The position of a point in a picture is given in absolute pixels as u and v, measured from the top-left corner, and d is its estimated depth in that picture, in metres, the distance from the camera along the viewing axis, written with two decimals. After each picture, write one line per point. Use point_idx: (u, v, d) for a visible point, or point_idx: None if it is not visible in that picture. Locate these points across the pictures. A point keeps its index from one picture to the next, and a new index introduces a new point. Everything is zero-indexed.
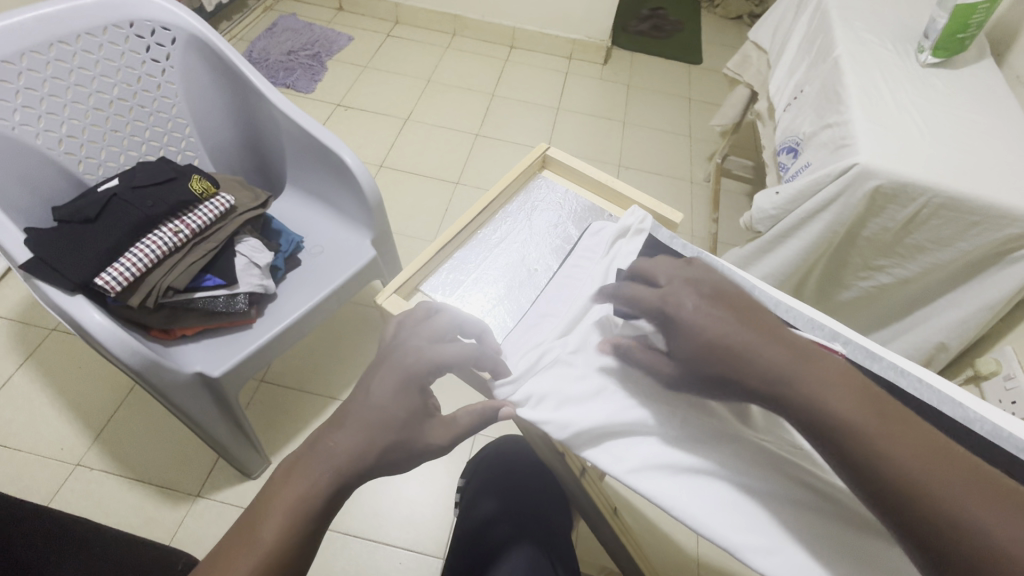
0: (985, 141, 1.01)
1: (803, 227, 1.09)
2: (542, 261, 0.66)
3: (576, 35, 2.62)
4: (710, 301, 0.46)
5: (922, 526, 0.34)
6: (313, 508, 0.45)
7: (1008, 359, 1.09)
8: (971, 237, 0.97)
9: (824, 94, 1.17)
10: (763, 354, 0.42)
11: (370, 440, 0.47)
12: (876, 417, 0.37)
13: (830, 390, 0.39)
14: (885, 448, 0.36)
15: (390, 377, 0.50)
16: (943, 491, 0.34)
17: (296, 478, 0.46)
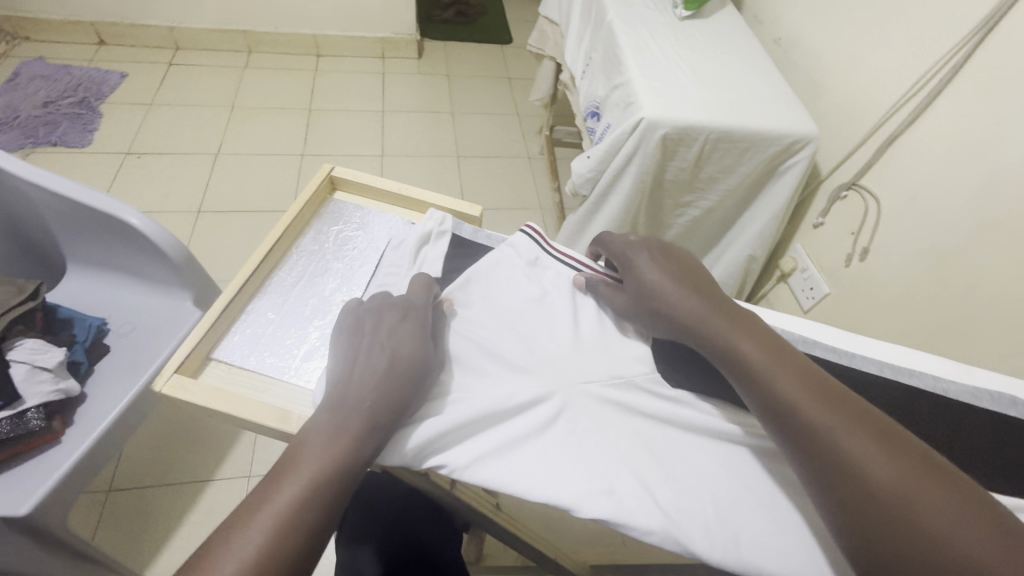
0: (737, 77, 1.16)
1: (617, 183, 1.17)
2: (347, 291, 0.58)
3: (382, 34, 2.55)
4: (659, 258, 0.56)
5: (798, 432, 0.42)
6: (338, 466, 0.40)
7: (801, 256, 1.29)
8: (746, 160, 1.13)
9: (608, 58, 1.26)
10: (686, 305, 0.51)
11: (393, 380, 0.45)
12: (777, 361, 0.46)
13: (742, 338, 0.48)
14: (777, 378, 0.45)
15: (398, 326, 0.49)
16: (815, 414, 0.42)
17: (315, 434, 0.42)
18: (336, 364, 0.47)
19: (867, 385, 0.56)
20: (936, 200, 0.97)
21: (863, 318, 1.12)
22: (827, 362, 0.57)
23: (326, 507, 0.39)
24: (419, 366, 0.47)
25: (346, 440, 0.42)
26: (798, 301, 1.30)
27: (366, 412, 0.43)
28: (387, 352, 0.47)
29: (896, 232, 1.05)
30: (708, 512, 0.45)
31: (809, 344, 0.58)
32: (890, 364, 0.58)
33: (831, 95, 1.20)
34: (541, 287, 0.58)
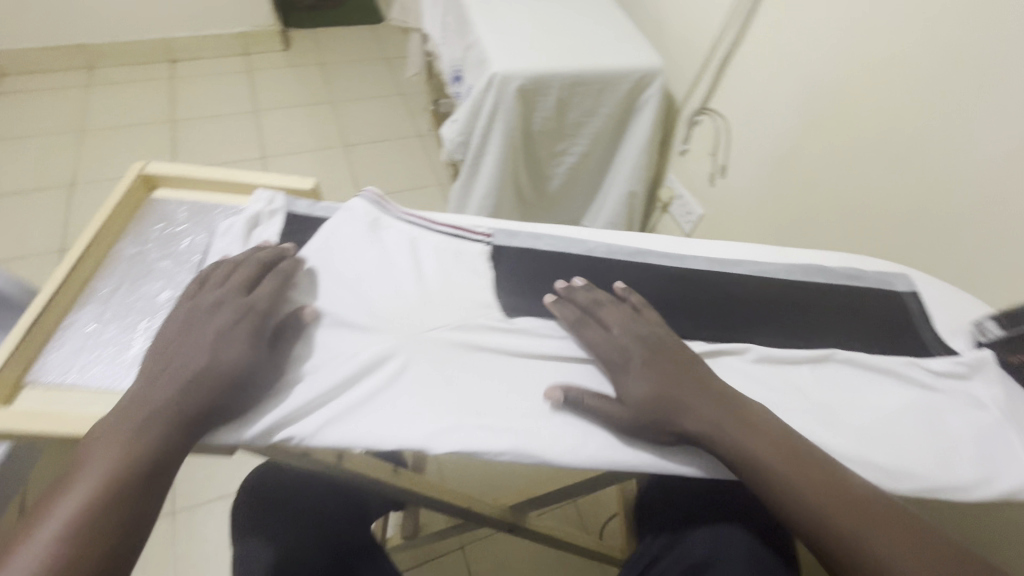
0: (583, 21, 1.20)
1: (487, 143, 1.18)
2: (177, 287, 0.55)
3: (240, 29, 2.39)
4: (656, 362, 0.50)
5: (828, 544, 0.42)
6: (139, 472, 0.40)
7: (675, 185, 1.37)
8: (603, 101, 1.17)
9: (458, 19, 1.25)
10: (694, 411, 0.47)
11: (206, 383, 0.44)
12: (795, 467, 0.44)
13: (761, 451, 0.45)
14: (801, 491, 0.43)
15: (228, 327, 0.46)
16: (841, 522, 0.42)
17: (115, 440, 0.41)
18: (150, 367, 0.45)
19: (697, 281, 0.61)
20: (769, 110, 1.06)
21: (733, 230, 1.21)
22: (663, 268, 0.61)
23: (132, 512, 0.39)
24: (244, 369, 0.45)
25: (140, 442, 0.41)
26: (680, 227, 1.38)
27: (171, 416, 0.42)
28: (212, 359, 0.44)
29: (744, 146, 1.14)
30: (556, 424, 0.48)
31: (644, 254, 0.61)
32: (716, 258, 0.63)
33: (671, 28, 1.26)
34: (383, 245, 0.57)
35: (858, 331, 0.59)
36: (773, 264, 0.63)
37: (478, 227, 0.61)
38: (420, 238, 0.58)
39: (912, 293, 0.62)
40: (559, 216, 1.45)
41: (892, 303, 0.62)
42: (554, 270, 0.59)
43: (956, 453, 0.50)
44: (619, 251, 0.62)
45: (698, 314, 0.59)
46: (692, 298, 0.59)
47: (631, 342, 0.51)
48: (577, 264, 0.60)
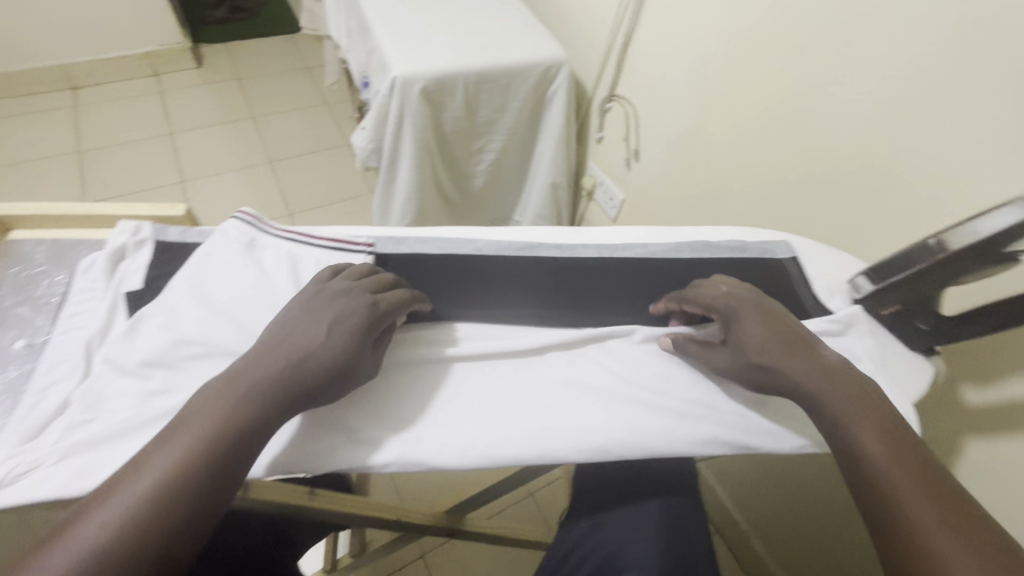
0: (483, 18, 1.19)
1: (399, 147, 1.16)
2: (35, 332, 0.55)
3: (145, 48, 2.27)
4: (774, 318, 0.52)
5: (886, 516, 0.42)
6: (231, 440, 0.40)
7: (596, 172, 1.39)
8: (512, 96, 1.18)
9: (358, 24, 1.23)
10: (789, 372, 0.48)
11: (308, 369, 0.44)
12: (887, 445, 0.44)
13: (854, 421, 0.46)
14: (880, 464, 0.43)
15: (347, 313, 0.47)
16: (908, 504, 0.41)
17: (226, 401, 0.42)
18: (269, 339, 0.46)
19: (587, 269, 0.61)
20: (668, 92, 1.08)
21: (651, 212, 1.24)
22: (553, 259, 0.61)
23: (207, 489, 0.38)
24: (345, 364, 0.45)
25: (231, 420, 0.41)
26: (606, 213, 1.41)
27: (281, 392, 0.43)
28: (326, 342, 0.45)
29: (651, 129, 1.16)
30: (441, 429, 0.49)
31: (534, 248, 0.61)
32: (606, 244, 0.63)
33: (572, 18, 1.27)
34: (261, 265, 0.55)
35: None
36: (662, 244, 0.64)
37: (359, 237, 0.60)
38: (299, 253, 0.57)
39: (792, 258, 0.65)
40: (488, 213, 1.44)
41: (773, 270, 0.64)
42: (440, 274, 0.59)
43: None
44: (509, 246, 0.62)
45: (579, 304, 0.62)
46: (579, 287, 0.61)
47: (747, 304, 0.53)
48: (465, 265, 0.60)
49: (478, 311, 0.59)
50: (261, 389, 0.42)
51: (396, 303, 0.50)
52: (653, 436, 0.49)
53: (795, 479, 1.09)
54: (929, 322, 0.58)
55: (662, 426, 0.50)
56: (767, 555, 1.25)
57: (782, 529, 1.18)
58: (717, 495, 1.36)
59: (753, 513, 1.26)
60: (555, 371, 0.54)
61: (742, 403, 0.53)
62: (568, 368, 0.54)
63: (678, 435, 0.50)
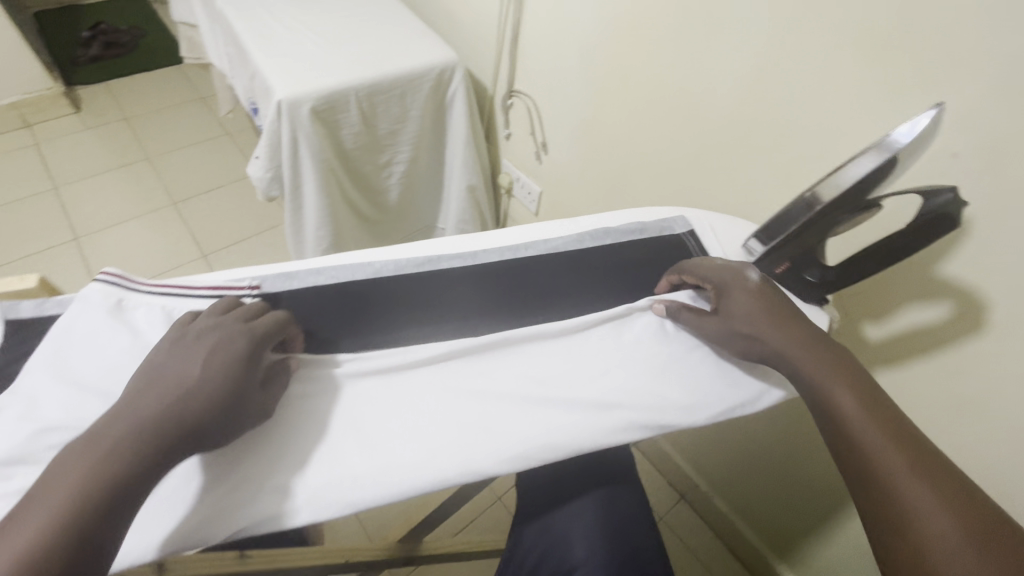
0: (368, 28, 1.16)
1: (300, 172, 1.11)
2: None
3: (9, 99, 2.06)
4: (762, 290, 0.54)
5: (863, 467, 0.43)
6: (112, 481, 0.36)
7: (511, 169, 1.38)
8: (409, 105, 1.15)
9: (236, 50, 1.16)
10: (768, 340, 0.51)
11: (189, 402, 0.40)
12: (865, 403, 0.46)
13: (831, 381, 0.48)
14: (855, 420, 0.45)
15: (225, 342, 0.44)
16: (884, 455, 0.43)
17: (91, 450, 0.37)
18: (134, 386, 0.41)
19: (490, 273, 0.61)
20: (562, 82, 1.09)
21: (568, 201, 1.25)
22: (455, 269, 0.60)
23: (87, 545, 0.34)
24: (231, 396, 0.42)
25: (110, 460, 0.37)
26: (527, 208, 1.40)
27: (159, 429, 0.39)
28: (206, 372, 0.42)
29: (554, 121, 1.17)
30: (356, 464, 0.46)
31: (434, 262, 0.60)
32: (508, 246, 0.63)
33: (460, 19, 1.26)
34: (134, 329, 0.51)
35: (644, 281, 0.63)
36: (563, 237, 0.65)
37: (242, 280, 0.56)
38: (175, 308, 0.52)
39: (689, 231, 0.67)
40: (410, 225, 1.41)
41: (672, 247, 0.66)
42: (337, 305, 0.56)
43: (735, 375, 0.55)
44: (408, 264, 0.60)
45: (493, 310, 0.60)
46: (483, 292, 0.60)
47: (739, 278, 0.55)
48: (363, 289, 0.58)
49: (385, 332, 0.56)
50: (142, 426, 0.39)
51: (273, 326, 0.47)
52: (569, 429, 0.49)
53: (747, 432, 1.14)
54: (816, 273, 0.61)
55: (580, 419, 0.50)
56: (729, 509, 1.30)
57: (740, 481, 1.23)
58: (676, 462, 1.38)
59: (711, 472, 1.31)
60: (467, 380, 0.52)
61: (657, 381, 0.54)
62: (481, 374, 0.53)
63: (596, 426, 0.50)
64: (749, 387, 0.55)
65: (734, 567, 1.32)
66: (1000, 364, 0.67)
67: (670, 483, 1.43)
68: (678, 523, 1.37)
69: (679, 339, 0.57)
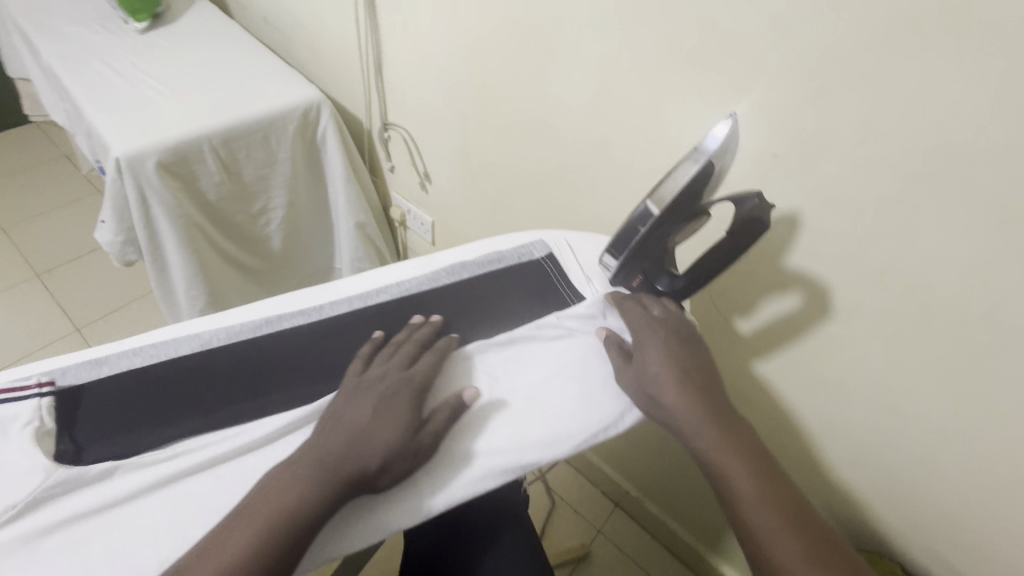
0: (220, 72, 1.10)
1: (155, 231, 1.01)
2: None
3: None
4: (675, 350, 0.54)
5: (758, 557, 0.44)
6: (292, 518, 0.41)
7: (400, 202, 1.35)
8: (276, 147, 1.09)
9: (70, 106, 1.06)
10: (674, 407, 0.50)
11: (368, 445, 0.45)
12: (760, 488, 0.46)
13: (727, 467, 0.47)
14: (751, 510, 0.45)
15: (393, 394, 0.49)
16: (778, 547, 0.44)
17: (257, 513, 0.41)
18: (317, 435, 0.46)
19: (337, 327, 0.57)
20: (431, 112, 1.08)
21: (459, 229, 1.23)
22: (298, 328, 0.56)
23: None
24: (407, 441, 0.46)
25: (287, 500, 0.41)
26: (423, 238, 1.37)
27: (336, 473, 0.43)
28: (377, 416, 0.47)
29: (432, 150, 1.15)
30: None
31: (273, 322, 0.56)
32: (356, 294, 0.60)
33: (323, 55, 1.21)
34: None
35: (505, 313, 0.61)
36: (417, 277, 0.63)
37: (31, 378, 0.48)
38: None
39: (547, 255, 0.66)
40: (300, 270, 1.33)
41: (531, 272, 0.65)
42: (157, 390, 0.50)
43: (596, 397, 0.54)
44: (242, 329, 0.55)
45: (340, 364, 0.55)
46: (329, 348, 0.55)
47: (655, 331, 0.55)
48: (187, 366, 0.52)
49: (216, 407, 0.50)
50: (302, 466, 0.43)
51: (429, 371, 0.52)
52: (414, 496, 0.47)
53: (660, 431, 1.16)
54: (666, 282, 0.62)
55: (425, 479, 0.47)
56: (660, 511, 1.31)
57: (663, 480, 1.24)
58: (605, 472, 1.38)
59: (637, 477, 1.31)
60: None
61: (514, 419, 0.52)
62: None
63: (439, 484, 0.47)
64: (610, 407, 0.54)
65: (675, 566, 1.32)
66: (848, 341, 0.71)
67: (603, 494, 1.42)
68: (615, 533, 1.36)
69: (537, 369, 0.56)
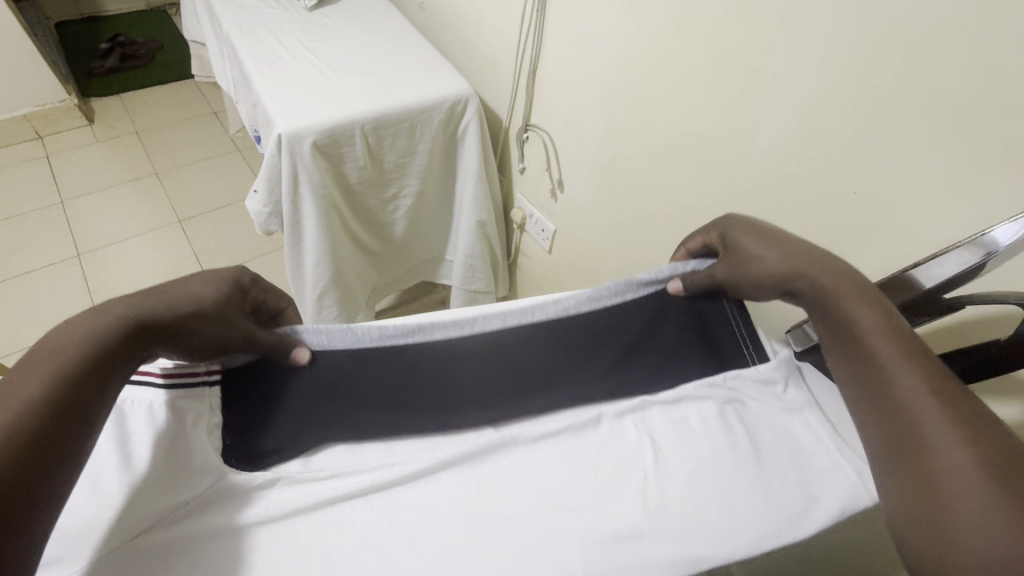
0: (379, 57, 1.10)
1: (299, 206, 1.04)
2: None
3: (23, 110, 2.00)
4: (778, 233, 0.55)
5: (894, 417, 0.41)
6: (96, 346, 0.39)
7: (524, 205, 1.31)
8: (420, 138, 1.09)
9: (241, 76, 1.11)
10: (787, 268, 0.52)
11: (180, 297, 0.45)
12: (910, 353, 0.42)
13: (862, 322, 0.45)
14: (891, 368, 0.42)
15: (212, 272, 0.49)
16: (919, 408, 0.39)
17: (39, 366, 0.37)
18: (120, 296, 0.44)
19: (491, 346, 0.56)
20: (582, 120, 1.01)
21: (584, 242, 1.17)
22: (450, 341, 0.55)
23: (41, 451, 0.34)
24: (218, 300, 0.47)
25: (88, 331, 0.39)
26: (540, 245, 1.33)
27: (147, 312, 0.42)
28: (193, 280, 0.47)
29: (571, 159, 1.09)
30: None
31: (426, 331, 0.55)
32: (511, 311, 0.58)
33: (477, 48, 1.19)
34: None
35: (666, 377, 0.58)
36: (577, 297, 0.61)
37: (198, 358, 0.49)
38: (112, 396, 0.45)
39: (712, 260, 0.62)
40: (416, 257, 1.34)
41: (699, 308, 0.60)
42: (315, 399, 0.51)
43: (771, 487, 0.47)
44: (395, 331, 0.54)
45: (493, 397, 0.54)
46: (486, 379, 0.55)
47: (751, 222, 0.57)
48: (354, 364, 0.53)
49: (377, 415, 0.51)
50: (116, 304, 0.42)
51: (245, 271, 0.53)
52: (579, 567, 0.42)
53: None
54: None
55: (573, 526, 0.44)
56: None
57: None
58: None
59: None
60: (451, 497, 0.45)
61: (683, 498, 0.46)
62: (477, 491, 0.46)
63: (604, 558, 0.43)
64: (791, 500, 0.47)
65: None
66: None
67: None
68: None
69: (709, 440, 0.50)
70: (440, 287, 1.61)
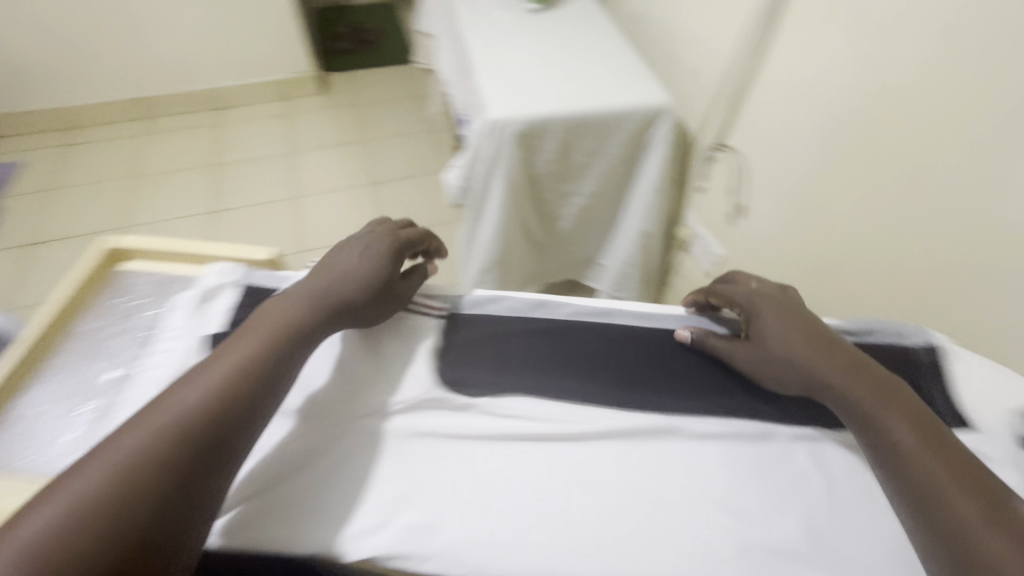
0: (588, 61, 1.17)
1: (488, 185, 1.14)
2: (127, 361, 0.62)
3: (281, 76, 2.46)
4: (817, 326, 0.52)
5: (956, 554, 0.37)
6: (279, 340, 0.49)
7: (693, 223, 1.29)
8: (609, 141, 1.13)
9: (465, 65, 1.26)
10: (831, 376, 0.48)
11: (343, 290, 0.54)
12: (967, 487, 0.39)
13: (914, 446, 0.43)
14: (948, 499, 0.39)
15: (362, 250, 0.58)
16: (989, 549, 0.36)
17: (229, 354, 0.47)
18: (291, 286, 0.54)
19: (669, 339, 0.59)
20: (785, 146, 0.96)
21: (755, 272, 1.11)
22: (630, 327, 0.60)
23: (224, 421, 0.43)
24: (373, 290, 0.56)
25: (270, 329, 0.49)
26: (700, 266, 1.29)
27: (320, 305, 0.52)
28: (347, 264, 0.56)
29: (762, 185, 1.04)
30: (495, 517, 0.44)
31: (609, 313, 0.61)
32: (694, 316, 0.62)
33: (683, 63, 1.20)
34: None
35: None
36: None
37: (431, 299, 0.62)
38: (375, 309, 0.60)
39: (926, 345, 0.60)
40: (573, 254, 1.39)
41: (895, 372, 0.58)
42: (509, 349, 0.58)
43: None
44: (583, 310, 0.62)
45: (670, 393, 0.54)
46: (664, 372, 0.56)
47: (787, 301, 0.54)
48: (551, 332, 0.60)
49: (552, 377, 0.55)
50: (298, 298, 0.52)
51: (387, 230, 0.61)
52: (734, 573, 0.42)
53: None
54: None
55: (731, 529, 0.44)
56: None
57: None
58: None
59: None
60: (618, 466, 0.48)
61: (853, 541, 0.44)
62: (646, 469, 0.48)
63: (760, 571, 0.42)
64: None
65: None
66: None
67: None
68: None
69: None
70: (584, 288, 1.65)
